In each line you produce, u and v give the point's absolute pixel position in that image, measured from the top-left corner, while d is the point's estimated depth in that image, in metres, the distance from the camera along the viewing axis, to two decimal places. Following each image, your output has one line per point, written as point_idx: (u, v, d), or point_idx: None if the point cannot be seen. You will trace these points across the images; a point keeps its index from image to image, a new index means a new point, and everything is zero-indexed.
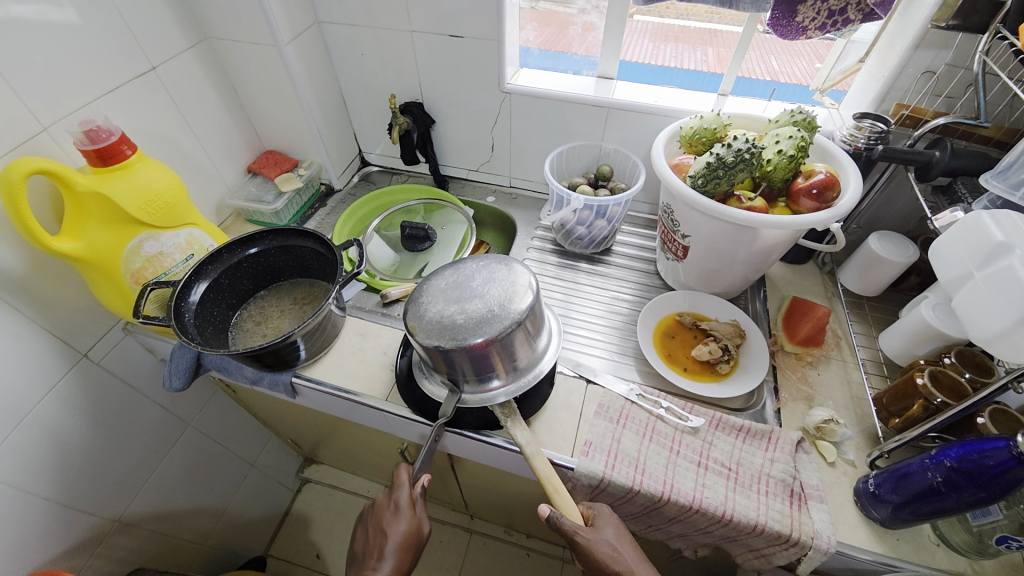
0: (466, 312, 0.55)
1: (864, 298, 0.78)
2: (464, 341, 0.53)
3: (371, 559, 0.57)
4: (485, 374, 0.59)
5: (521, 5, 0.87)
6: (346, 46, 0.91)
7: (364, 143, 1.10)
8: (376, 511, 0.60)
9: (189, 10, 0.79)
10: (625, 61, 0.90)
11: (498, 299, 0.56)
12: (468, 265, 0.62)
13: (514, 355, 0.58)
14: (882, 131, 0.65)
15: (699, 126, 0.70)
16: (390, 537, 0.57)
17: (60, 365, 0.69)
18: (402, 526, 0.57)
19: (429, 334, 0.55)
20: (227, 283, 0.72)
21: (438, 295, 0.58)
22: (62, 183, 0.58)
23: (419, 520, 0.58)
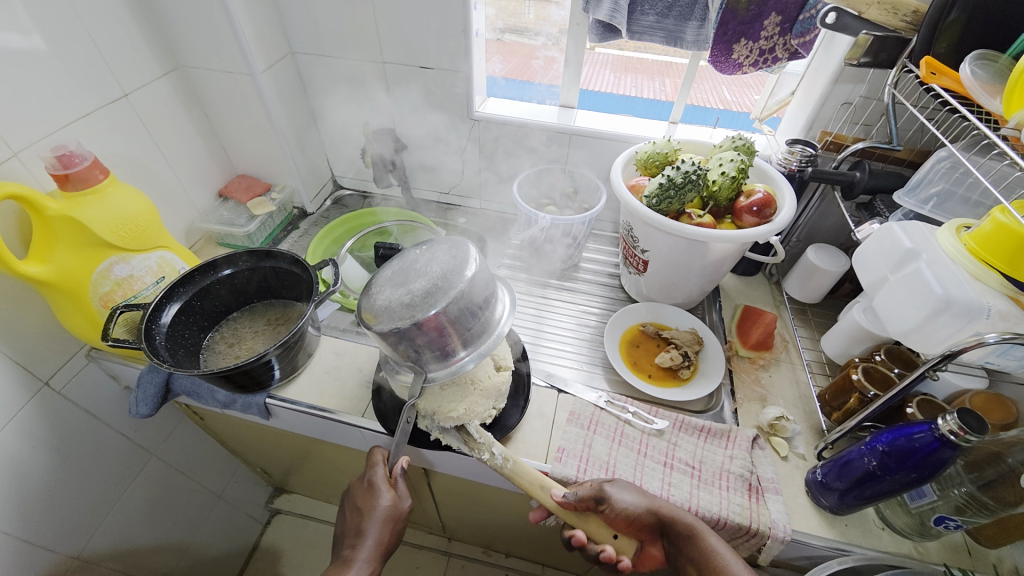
0: (412, 289, 0.55)
1: (807, 305, 0.85)
2: (415, 318, 0.52)
3: (350, 537, 0.58)
4: (445, 346, 0.56)
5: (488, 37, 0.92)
6: (320, 76, 0.94)
7: (336, 168, 1.13)
8: (353, 493, 0.61)
9: (163, 41, 0.81)
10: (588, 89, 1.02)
11: (440, 271, 0.56)
12: (411, 249, 0.62)
13: (472, 317, 0.56)
14: (811, 155, 0.74)
15: (652, 150, 0.77)
16: (369, 515, 0.58)
17: (19, 394, 0.67)
18: (383, 500, 0.58)
19: (382, 320, 0.54)
20: (199, 305, 0.72)
21: (385, 283, 0.58)
22: (30, 207, 0.58)
23: (399, 494, 0.59)
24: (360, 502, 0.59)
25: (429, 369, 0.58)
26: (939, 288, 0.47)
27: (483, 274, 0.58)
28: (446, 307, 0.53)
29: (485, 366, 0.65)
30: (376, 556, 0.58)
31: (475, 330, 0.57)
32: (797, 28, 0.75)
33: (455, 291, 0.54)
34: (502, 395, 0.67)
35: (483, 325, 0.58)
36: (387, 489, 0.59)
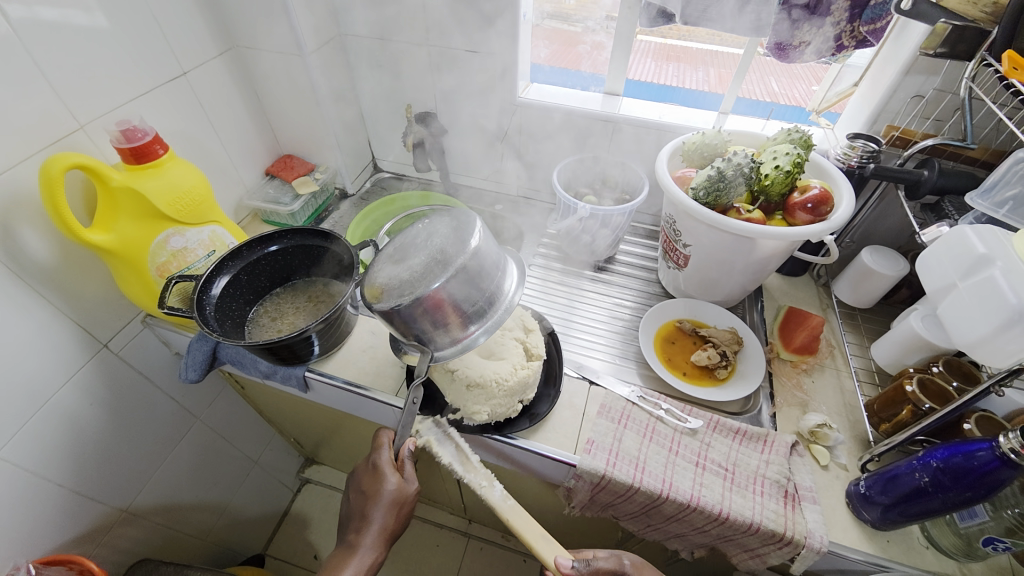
0: (415, 263, 0.55)
1: (858, 310, 0.81)
2: (417, 292, 0.52)
3: (357, 521, 0.61)
4: (448, 321, 0.56)
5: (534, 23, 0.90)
6: (366, 58, 0.95)
7: (377, 151, 1.14)
8: (361, 474, 0.63)
9: (219, 22, 0.83)
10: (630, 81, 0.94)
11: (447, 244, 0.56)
12: (413, 226, 0.63)
13: (478, 291, 0.56)
14: (873, 151, 0.70)
15: (700, 141, 0.74)
16: (375, 499, 0.60)
17: (81, 354, 0.72)
18: (389, 488, 0.59)
19: (384, 297, 0.54)
20: (246, 278, 0.75)
21: (387, 260, 0.58)
22: (97, 179, 0.61)
23: (405, 478, 0.61)
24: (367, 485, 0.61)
25: (434, 348, 0.58)
26: (1013, 297, 0.43)
27: (486, 246, 0.57)
28: (446, 279, 0.53)
29: (505, 365, 0.64)
30: (381, 539, 0.61)
31: (479, 305, 0.56)
32: (868, 14, 0.70)
33: (456, 263, 0.53)
34: (525, 389, 0.66)
35: (489, 301, 0.57)
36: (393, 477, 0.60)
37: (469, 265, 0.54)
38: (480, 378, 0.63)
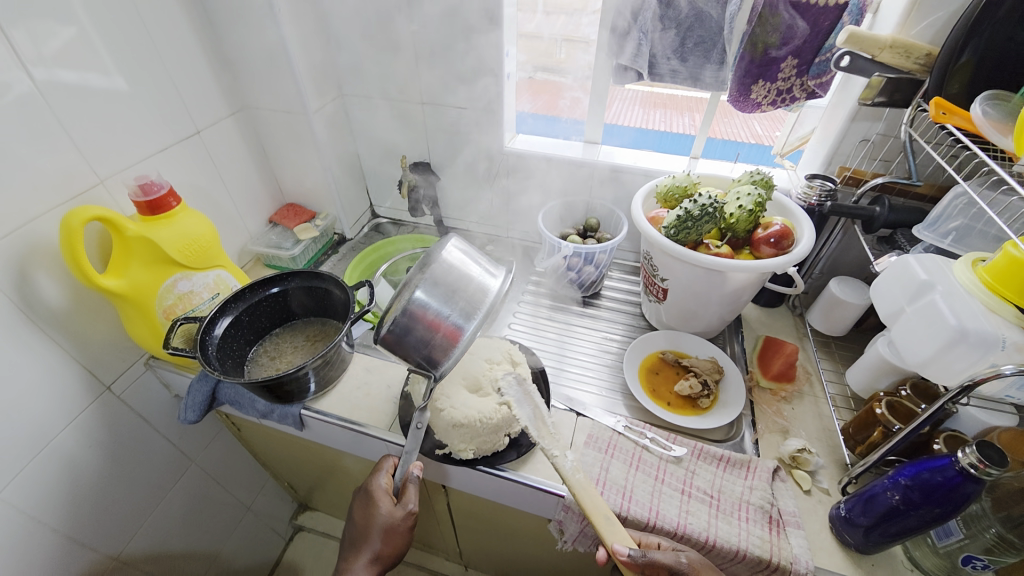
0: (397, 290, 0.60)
1: (832, 338, 0.85)
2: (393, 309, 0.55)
3: (348, 550, 0.64)
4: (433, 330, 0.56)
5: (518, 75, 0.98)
6: (365, 116, 1.04)
7: (375, 198, 1.21)
8: (359, 501, 0.65)
9: (232, 87, 0.92)
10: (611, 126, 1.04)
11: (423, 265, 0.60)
12: None
13: (450, 292, 0.56)
14: (830, 189, 0.76)
15: (672, 184, 0.81)
16: (372, 526, 0.61)
17: (84, 396, 0.74)
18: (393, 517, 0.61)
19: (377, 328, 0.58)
20: (248, 319, 0.79)
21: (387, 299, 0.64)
22: (114, 228, 0.66)
23: (403, 507, 0.61)
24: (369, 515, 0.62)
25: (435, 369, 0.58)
26: (953, 319, 0.48)
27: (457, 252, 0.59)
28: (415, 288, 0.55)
29: (488, 403, 0.67)
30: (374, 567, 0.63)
31: (459, 307, 0.56)
32: (814, 70, 0.78)
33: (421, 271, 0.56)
34: (512, 421, 0.68)
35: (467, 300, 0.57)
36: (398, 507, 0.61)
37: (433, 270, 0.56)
38: (465, 419, 0.65)
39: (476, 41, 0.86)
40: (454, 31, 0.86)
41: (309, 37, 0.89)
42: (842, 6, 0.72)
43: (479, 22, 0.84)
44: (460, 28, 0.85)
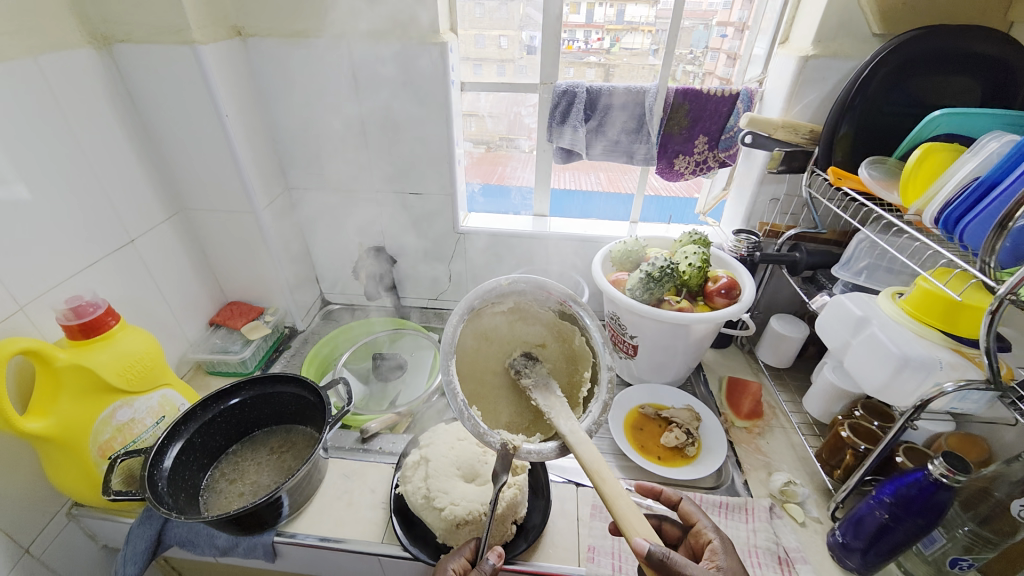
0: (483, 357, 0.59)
1: (783, 370, 0.93)
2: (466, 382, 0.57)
3: None
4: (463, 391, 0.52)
5: (466, 148, 1.03)
6: (315, 206, 1.03)
7: (324, 285, 1.17)
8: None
9: (170, 190, 0.87)
10: (557, 189, 1.07)
11: (511, 335, 0.61)
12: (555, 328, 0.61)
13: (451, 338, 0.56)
14: (755, 243, 0.87)
15: (625, 248, 0.88)
16: None
17: (1, 565, 0.59)
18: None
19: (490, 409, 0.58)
20: (202, 439, 0.70)
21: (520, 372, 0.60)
22: (40, 361, 0.57)
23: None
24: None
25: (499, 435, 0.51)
26: (894, 348, 0.56)
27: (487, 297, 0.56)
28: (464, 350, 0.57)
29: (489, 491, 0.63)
30: None
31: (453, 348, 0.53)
32: (722, 145, 0.92)
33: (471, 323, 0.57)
34: (517, 504, 0.65)
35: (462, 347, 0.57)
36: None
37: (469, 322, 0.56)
38: (468, 514, 0.62)
39: (427, 134, 0.92)
40: (406, 126, 0.91)
41: (256, 138, 0.88)
42: (735, 96, 0.88)
43: (430, 118, 0.90)
44: (412, 123, 0.91)
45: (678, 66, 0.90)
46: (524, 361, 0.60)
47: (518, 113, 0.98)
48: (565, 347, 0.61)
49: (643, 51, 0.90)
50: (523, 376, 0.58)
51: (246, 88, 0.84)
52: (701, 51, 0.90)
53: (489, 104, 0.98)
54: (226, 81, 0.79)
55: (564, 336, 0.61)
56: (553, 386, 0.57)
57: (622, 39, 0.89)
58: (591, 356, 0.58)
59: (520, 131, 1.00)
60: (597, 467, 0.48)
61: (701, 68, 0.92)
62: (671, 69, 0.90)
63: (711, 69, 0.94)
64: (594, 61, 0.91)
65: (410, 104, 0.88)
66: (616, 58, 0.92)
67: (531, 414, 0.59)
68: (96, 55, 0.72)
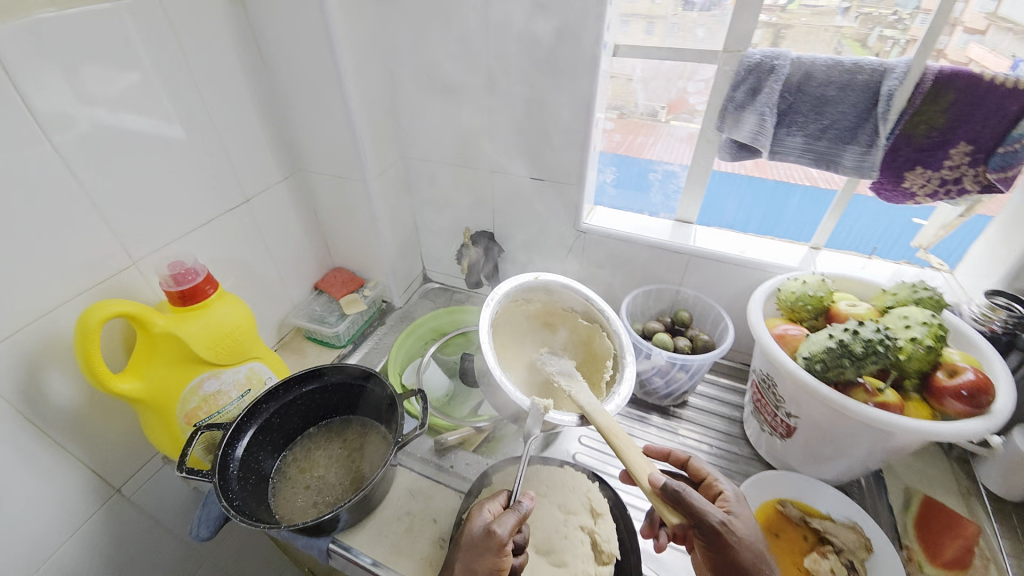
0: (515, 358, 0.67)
1: (1021, 509, 0.63)
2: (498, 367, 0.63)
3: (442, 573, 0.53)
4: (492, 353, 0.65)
5: (608, 116, 0.82)
6: (427, 180, 0.94)
7: (427, 262, 1.10)
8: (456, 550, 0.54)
9: (289, 149, 0.84)
10: (716, 172, 0.82)
11: (542, 335, 0.77)
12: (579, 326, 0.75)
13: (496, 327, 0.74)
14: (1022, 317, 0.61)
15: (803, 291, 0.67)
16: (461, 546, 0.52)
17: (92, 504, 0.64)
18: (502, 554, 0.49)
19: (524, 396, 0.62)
20: (279, 422, 0.68)
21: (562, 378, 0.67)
22: (139, 324, 0.57)
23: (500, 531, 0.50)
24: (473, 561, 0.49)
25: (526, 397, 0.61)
26: None
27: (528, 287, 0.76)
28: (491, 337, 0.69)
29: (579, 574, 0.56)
30: None
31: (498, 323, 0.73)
32: (994, 162, 0.60)
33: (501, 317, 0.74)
34: None
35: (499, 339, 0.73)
36: (501, 530, 0.50)
37: (500, 317, 0.74)
38: None
39: (560, 109, 0.75)
40: (537, 97, 0.75)
41: (374, 100, 0.80)
42: None
43: (567, 90, 0.73)
44: (544, 95, 0.75)
45: (871, 30, 0.64)
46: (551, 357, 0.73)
47: (681, 86, 0.76)
48: (588, 352, 0.74)
49: (827, 10, 0.64)
50: (548, 365, 0.71)
51: (369, 42, 0.75)
52: (909, 11, 0.61)
53: (645, 74, 0.77)
54: (348, 35, 0.70)
55: (592, 331, 0.73)
56: (575, 373, 0.68)
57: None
58: (609, 351, 0.70)
59: (679, 111, 0.78)
60: (603, 423, 0.56)
61: (905, 33, 0.62)
62: (859, 34, 0.65)
63: (917, 35, 0.61)
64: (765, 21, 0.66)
65: (546, 70, 0.72)
66: (793, 17, 0.66)
67: (559, 395, 0.67)
68: (227, 1, 0.67)
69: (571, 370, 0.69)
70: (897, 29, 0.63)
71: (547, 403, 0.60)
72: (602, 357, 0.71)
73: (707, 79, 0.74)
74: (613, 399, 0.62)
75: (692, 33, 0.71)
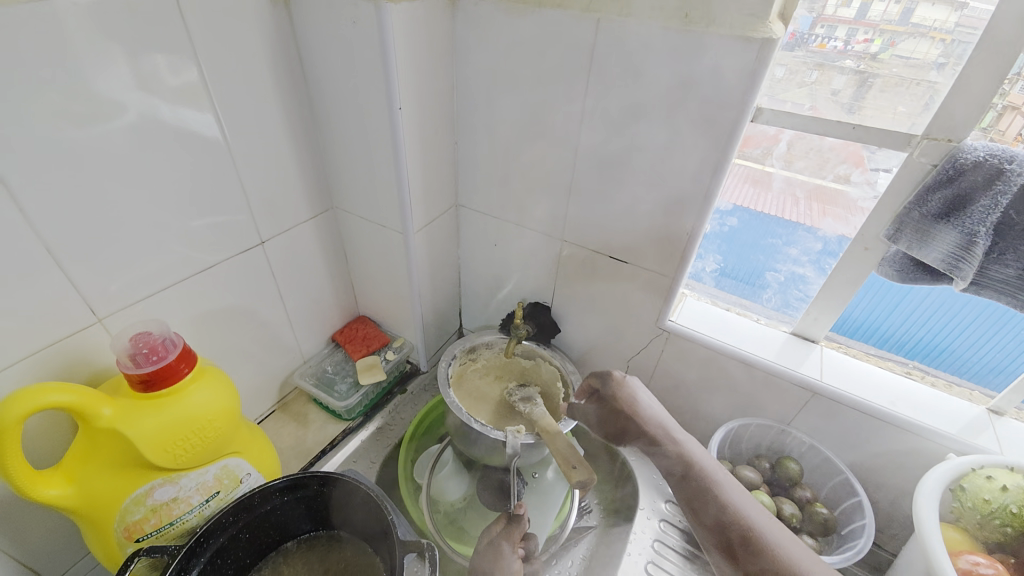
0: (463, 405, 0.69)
1: None
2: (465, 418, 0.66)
3: None
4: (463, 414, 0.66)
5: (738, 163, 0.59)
6: (480, 233, 0.78)
7: (466, 320, 0.93)
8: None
9: (323, 183, 0.70)
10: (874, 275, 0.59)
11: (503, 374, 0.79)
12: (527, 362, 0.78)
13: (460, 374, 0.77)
14: None
15: (1003, 503, 0.47)
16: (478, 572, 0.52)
17: None
18: (515, 562, 0.52)
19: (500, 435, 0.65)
20: (247, 539, 0.54)
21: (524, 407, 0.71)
22: (80, 414, 0.43)
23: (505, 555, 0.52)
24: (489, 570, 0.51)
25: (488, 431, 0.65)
26: None
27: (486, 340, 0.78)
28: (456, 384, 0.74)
29: None
30: None
31: (460, 373, 0.75)
32: None
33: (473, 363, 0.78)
34: None
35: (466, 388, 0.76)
36: (509, 543, 0.54)
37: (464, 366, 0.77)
38: None
39: (666, 181, 0.57)
40: (637, 161, 0.58)
41: (432, 139, 0.65)
42: None
43: (681, 159, 0.55)
44: (648, 161, 0.57)
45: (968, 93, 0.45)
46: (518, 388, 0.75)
47: (839, 170, 0.55)
48: (545, 383, 0.76)
49: (922, 65, 0.47)
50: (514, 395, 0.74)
51: (436, 71, 0.61)
52: (1013, 76, 0.44)
53: (791, 148, 0.56)
54: (409, 60, 0.55)
55: (538, 368, 0.77)
56: (536, 397, 0.72)
57: (898, 43, 0.48)
58: (557, 375, 0.74)
59: (829, 200, 0.57)
60: (545, 426, 0.63)
61: (1005, 100, 0.45)
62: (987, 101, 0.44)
63: (1017, 102, 0.45)
64: (849, 66, 0.50)
65: (656, 130, 0.55)
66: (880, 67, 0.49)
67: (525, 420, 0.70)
68: (271, 6, 0.54)
69: (532, 395, 0.73)
70: (998, 97, 0.44)
71: (519, 429, 0.65)
72: (552, 379, 0.75)
73: (886, 169, 0.52)
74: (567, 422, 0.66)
75: (771, 74, 0.51)
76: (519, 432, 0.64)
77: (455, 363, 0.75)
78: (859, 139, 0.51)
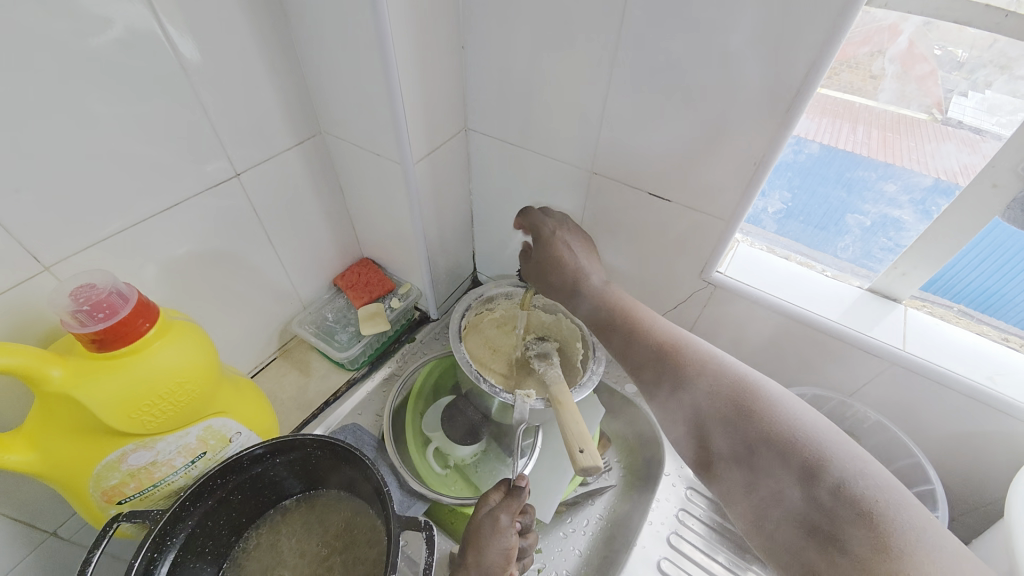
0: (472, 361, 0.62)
1: None
2: (473, 375, 0.60)
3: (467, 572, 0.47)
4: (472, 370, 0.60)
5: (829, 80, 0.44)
6: (494, 163, 0.66)
7: (480, 263, 0.84)
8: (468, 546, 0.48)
9: (307, 101, 0.59)
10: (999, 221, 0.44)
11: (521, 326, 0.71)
12: (547, 317, 0.69)
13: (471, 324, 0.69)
14: None
15: None
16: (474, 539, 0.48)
17: (13, 553, 0.50)
18: (511, 537, 0.48)
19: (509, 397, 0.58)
20: (239, 499, 0.50)
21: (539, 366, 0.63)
22: (25, 378, 0.38)
23: (502, 522, 0.48)
24: (485, 544, 0.47)
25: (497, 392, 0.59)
26: None
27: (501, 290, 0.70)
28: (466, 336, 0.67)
29: None
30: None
31: (470, 326, 0.68)
32: None
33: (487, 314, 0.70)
34: None
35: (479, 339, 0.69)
36: (507, 516, 0.48)
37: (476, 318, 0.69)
38: None
39: (733, 98, 0.44)
40: (696, 70, 0.44)
41: (432, 44, 0.52)
42: None
43: (759, 66, 0.41)
44: (712, 69, 0.43)
45: None
46: (536, 342, 0.68)
47: (968, 89, 0.43)
48: (565, 341, 0.68)
49: None
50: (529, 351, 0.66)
51: None
52: None
53: (909, 51, 0.42)
54: None
55: (558, 324, 0.68)
56: (553, 354, 0.65)
57: None
58: (577, 333, 0.66)
59: (941, 132, 0.45)
60: (555, 390, 0.55)
61: None
62: None
63: None
64: None
65: (728, 23, 0.40)
66: None
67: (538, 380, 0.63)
68: None
69: (549, 352, 0.65)
70: None
71: (529, 393, 0.58)
72: (573, 337, 0.66)
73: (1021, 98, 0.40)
74: (581, 388, 0.59)
75: None
76: (529, 394, 0.58)
77: (468, 315, 0.67)
78: (1014, 31, 0.37)
